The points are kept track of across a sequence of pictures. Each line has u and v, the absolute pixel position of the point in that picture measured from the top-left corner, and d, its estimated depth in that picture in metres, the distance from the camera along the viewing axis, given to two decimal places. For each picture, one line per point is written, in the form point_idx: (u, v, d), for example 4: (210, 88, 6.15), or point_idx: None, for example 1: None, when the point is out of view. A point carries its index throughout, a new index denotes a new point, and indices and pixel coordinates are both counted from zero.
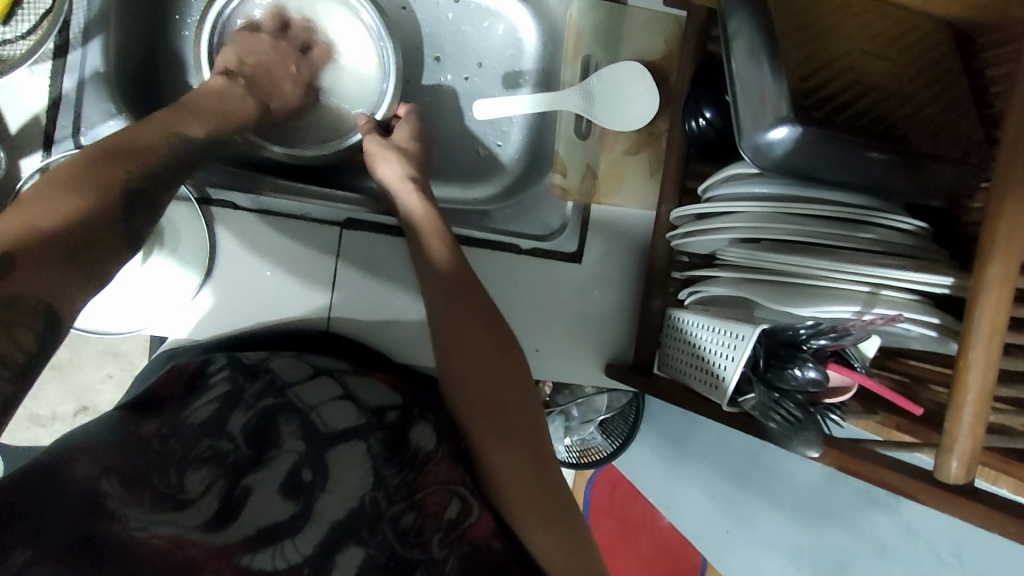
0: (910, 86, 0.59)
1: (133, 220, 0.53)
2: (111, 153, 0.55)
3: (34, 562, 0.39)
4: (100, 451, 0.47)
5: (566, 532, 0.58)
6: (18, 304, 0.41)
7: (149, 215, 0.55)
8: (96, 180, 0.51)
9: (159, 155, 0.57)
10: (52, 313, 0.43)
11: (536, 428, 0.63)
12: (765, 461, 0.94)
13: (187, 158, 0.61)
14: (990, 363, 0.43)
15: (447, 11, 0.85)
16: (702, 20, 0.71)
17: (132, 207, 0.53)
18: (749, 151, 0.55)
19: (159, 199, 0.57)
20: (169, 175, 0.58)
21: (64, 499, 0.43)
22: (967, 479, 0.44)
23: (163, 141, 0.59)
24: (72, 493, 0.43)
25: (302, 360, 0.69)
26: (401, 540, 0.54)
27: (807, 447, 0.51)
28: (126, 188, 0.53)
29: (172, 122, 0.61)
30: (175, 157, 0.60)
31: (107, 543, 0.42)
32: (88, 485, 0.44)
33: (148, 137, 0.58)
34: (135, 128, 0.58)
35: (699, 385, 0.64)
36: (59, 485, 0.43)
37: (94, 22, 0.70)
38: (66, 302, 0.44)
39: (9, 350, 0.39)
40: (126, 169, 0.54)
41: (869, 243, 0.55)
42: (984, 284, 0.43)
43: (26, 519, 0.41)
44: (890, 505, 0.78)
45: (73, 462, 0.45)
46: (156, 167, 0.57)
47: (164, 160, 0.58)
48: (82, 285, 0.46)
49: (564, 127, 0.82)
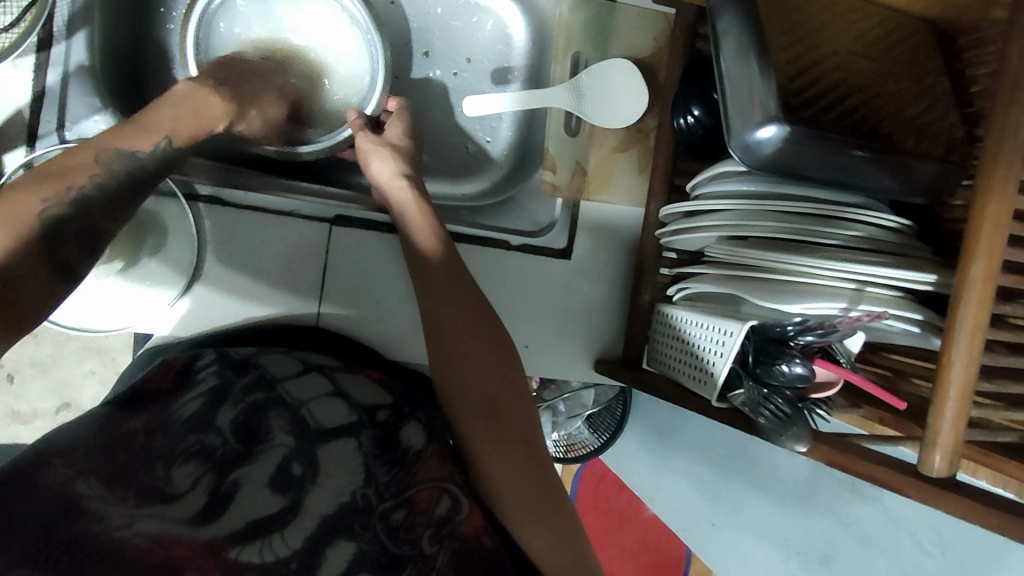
0: (896, 84, 0.60)
1: (65, 250, 0.51)
2: (36, 180, 0.53)
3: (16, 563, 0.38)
4: (77, 453, 0.47)
5: (555, 524, 0.59)
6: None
7: (85, 247, 0.54)
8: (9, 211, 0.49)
9: (93, 182, 0.56)
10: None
11: (528, 424, 0.64)
12: (751, 454, 0.97)
13: (135, 183, 0.60)
14: (972, 359, 0.44)
15: (436, 6, 0.85)
16: (691, 18, 0.71)
17: (58, 236, 0.51)
18: (738, 150, 0.56)
19: (97, 227, 0.55)
20: (111, 204, 0.57)
21: (38, 500, 0.42)
22: (949, 473, 0.45)
23: (110, 164, 0.58)
24: (48, 494, 0.43)
25: (290, 356, 0.69)
26: (391, 537, 0.53)
27: (796, 442, 0.52)
28: (52, 215, 0.51)
29: (104, 141, 0.59)
30: (124, 181, 0.59)
31: (88, 540, 0.40)
32: (61, 489, 0.43)
33: (91, 160, 0.57)
34: (81, 147, 0.57)
35: (688, 380, 0.65)
36: (31, 490, 0.42)
37: (79, 15, 0.69)
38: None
39: None
40: (52, 193, 0.52)
41: (855, 240, 0.56)
42: (967, 283, 0.43)
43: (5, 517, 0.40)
44: (873, 497, 0.88)
45: (49, 465, 0.45)
46: (87, 190, 0.55)
47: (102, 186, 0.56)
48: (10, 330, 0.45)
49: (554, 125, 0.82)
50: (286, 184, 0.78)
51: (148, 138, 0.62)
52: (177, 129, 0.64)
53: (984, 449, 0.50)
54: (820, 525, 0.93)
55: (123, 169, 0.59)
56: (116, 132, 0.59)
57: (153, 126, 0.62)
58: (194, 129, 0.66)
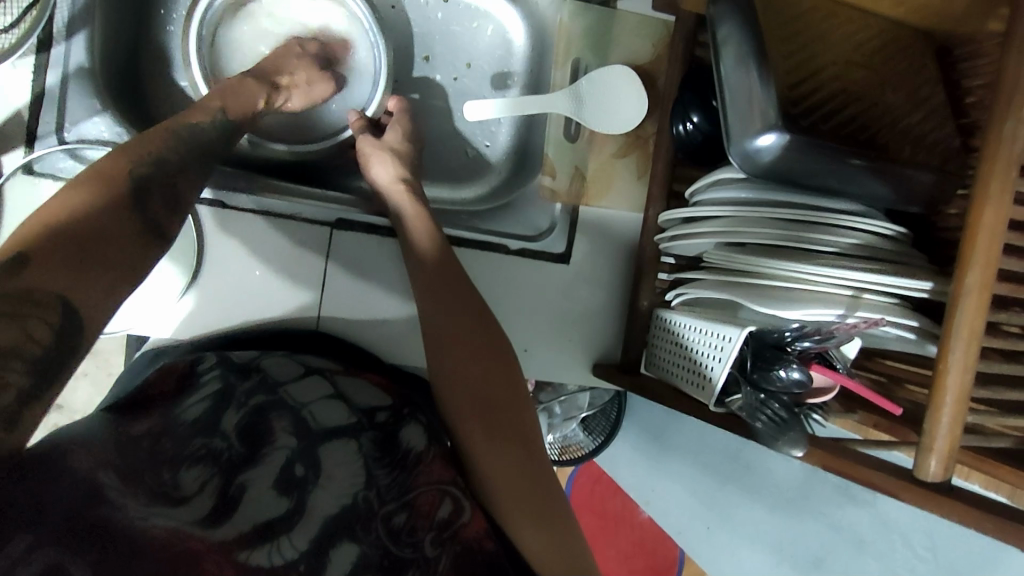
0: (893, 93, 0.61)
1: (153, 209, 0.52)
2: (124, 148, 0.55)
3: (35, 547, 0.39)
4: (96, 445, 0.46)
5: (555, 525, 0.59)
6: (26, 295, 0.40)
7: (169, 206, 0.54)
8: (105, 175, 0.51)
9: (167, 147, 0.57)
10: (77, 314, 0.42)
11: (525, 428, 0.64)
12: (745, 459, 0.98)
13: (200, 152, 0.60)
14: (968, 365, 0.44)
15: (437, 10, 0.85)
16: (691, 25, 0.71)
17: (147, 194, 0.52)
18: (738, 158, 0.56)
19: (176, 189, 0.55)
20: (184, 164, 0.57)
21: (62, 489, 0.41)
22: (945, 477, 0.46)
23: (178, 134, 0.59)
24: (72, 482, 0.42)
25: (293, 359, 0.69)
26: (394, 539, 0.55)
27: (793, 446, 0.53)
28: (135, 173, 0.53)
29: (177, 118, 0.62)
30: (195, 148, 0.60)
31: (105, 534, 0.41)
32: (87, 478, 0.43)
33: (164, 133, 0.59)
34: (155, 125, 0.59)
35: (686, 385, 0.66)
36: (60, 475, 0.42)
37: (79, 17, 0.69)
38: (91, 302, 0.44)
39: (22, 344, 0.39)
40: (135, 157, 0.54)
41: (852, 247, 0.56)
42: (964, 290, 0.44)
43: (30, 508, 0.39)
44: (867, 501, 0.89)
45: (69, 454, 0.44)
46: (164, 155, 0.56)
47: (175, 150, 0.57)
48: (115, 283, 0.46)
49: (553, 130, 0.83)
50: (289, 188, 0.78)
51: (207, 113, 0.65)
52: (226, 106, 0.68)
53: (977, 454, 0.50)
54: (811, 528, 0.94)
55: (190, 138, 0.60)
56: (182, 110, 0.62)
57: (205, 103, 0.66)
58: (245, 107, 0.70)
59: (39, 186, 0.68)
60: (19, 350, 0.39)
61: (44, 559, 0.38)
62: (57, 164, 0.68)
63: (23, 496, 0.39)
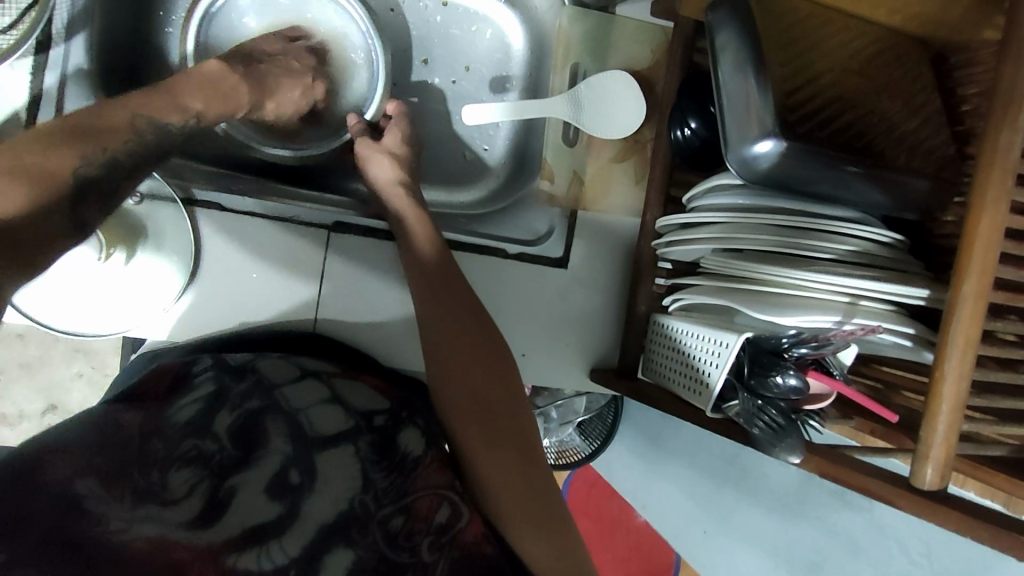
0: (891, 100, 0.62)
1: (84, 212, 0.51)
2: (76, 132, 0.52)
3: (16, 563, 0.40)
4: (74, 449, 0.47)
5: (555, 529, 0.59)
6: None
7: (101, 207, 0.53)
8: (41, 165, 0.48)
9: (123, 145, 0.54)
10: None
11: (524, 431, 0.64)
12: (742, 463, 0.99)
13: (155, 151, 0.58)
14: (963, 374, 0.44)
15: (435, 14, 0.86)
16: (689, 31, 0.72)
17: (83, 195, 0.51)
18: (735, 165, 0.56)
19: (117, 190, 0.55)
20: (132, 167, 0.56)
21: (40, 501, 0.43)
22: (940, 486, 0.46)
23: (139, 126, 0.56)
24: (48, 495, 0.44)
25: (289, 361, 0.68)
26: (390, 544, 0.53)
27: (789, 453, 0.53)
28: (81, 177, 0.51)
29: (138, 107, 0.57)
30: (150, 145, 0.57)
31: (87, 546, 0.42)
32: (64, 486, 0.45)
33: (122, 121, 0.55)
34: (109, 106, 0.55)
35: (683, 390, 0.66)
36: (37, 487, 0.44)
37: (78, 18, 0.69)
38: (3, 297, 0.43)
39: None
40: (88, 152, 0.51)
41: (848, 254, 0.56)
42: (960, 299, 0.44)
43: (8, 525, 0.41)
44: (862, 506, 0.90)
45: (46, 463, 0.45)
46: (119, 157, 0.54)
47: (130, 152, 0.55)
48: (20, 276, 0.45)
49: (551, 134, 0.83)
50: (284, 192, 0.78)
51: (181, 109, 0.60)
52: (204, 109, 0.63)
53: (973, 462, 0.50)
54: (807, 533, 0.94)
55: (152, 136, 0.57)
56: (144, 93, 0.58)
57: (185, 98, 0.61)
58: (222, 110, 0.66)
59: None
60: None
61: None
62: None
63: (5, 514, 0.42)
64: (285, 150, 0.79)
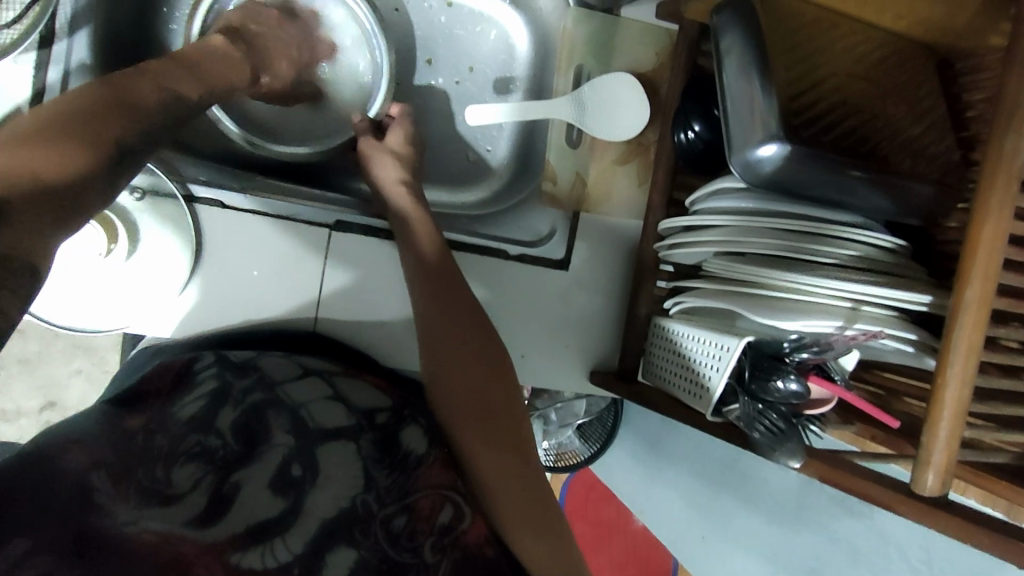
0: (897, 107, 0.61)
1: (116, 179, 0.49)
2: (101, 106, 0.49)
3: (26, 558, 0.40)
4: (87, 441, 0.48)
5: (554, 535, 0.59)
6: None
7: (112, 174, 0.49)
8: (87, 128, 0.47)
9: (154, 107, 0.52)
10: (35, 270, 0.40)
11: (522, 434, 0.64)
12: (742, 468, 0.98)
13: (172, 121, 0.55)
14: (966, 380, 0.44)
15: (440, 14, 0.86)
16: (694, 34, 0.72)
17: (106, 171, 0.48)
18: (739, 167, 0.56)
19: (124, 142, 0.50)
20: (154, 138, 0.53)
21: (56, 495, 0.43)
22: (941, 492, 0.46)
23: (164, 90, 0.54)
24: (64, 488, 0.44)
25: (291, 360, 0.68)
26: (392, 543, 0.54)
27: (790, 458, 0.53)
28: (113, 145, 0.48)
29: (165, 79, 0.55)
30: (172, 113, 0.55)
31: (99, 545, 0.42)
32: (79, 476, 0.45)
33: (152, 81, 0.54)
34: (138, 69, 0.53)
35: (683, 394, 0.66)
36: (50, 479, 0.44)
37: (82, 14, 0.70)
38: (45, 253, 0.41)
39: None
40: (126, 125, 0.50)
41: (850, 259, 0.56)
42: (963, 305, 0.44)
43: (22, 522, 0.41)
44: (864, 514, 0.85)
45: (63, 453, 0.46)
46: (151, 126, 0.52)
47: (155, 117, 0.53)
48: (49, 230, 0.42)
49: (555, 135, 0.82)
50: (287, 189, 0.78)
51: (197, 83, 0.58)
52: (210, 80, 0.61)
53: (976, 470, 0.50)
54: (806, 540, 0.92)
55: (174, 107, 0.55)
56: (173, 66, 0.56)
57: (207, 77, 0.60)
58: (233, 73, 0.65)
59: None
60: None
61: (31, 571, 0.39)
62: None
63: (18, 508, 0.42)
64: (300, 148, 0.79)
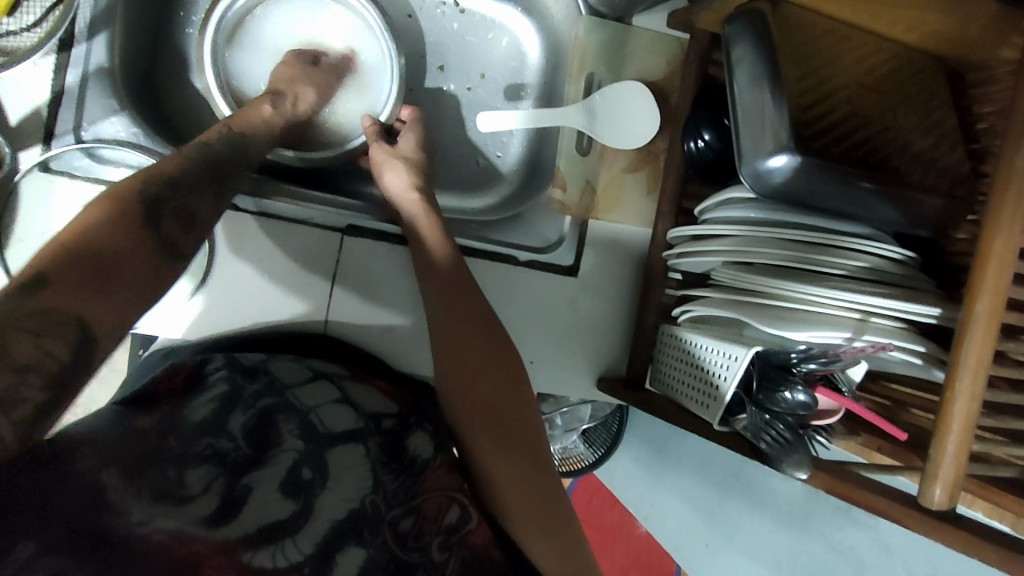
0: (908, 118, 0.61)
1: (164, 225, 0.51)
2: (111, 201, 0.50)
3: (36, 557, 0.40)
4: (104, 445, 0.47)
5: (561, 536, 0.60)
6: (47, 315, 0.40)
7: (182, 224, 0.53)
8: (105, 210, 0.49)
9: (175, 167, 0.57)
10: (91, 334, 0.42)
11: (534, 437, 0.64)
12: (747, 477, 1.01)
13: (215, 167, 0.60)
14: (975, 395, 0.44)
15: (452, 21, 0.86)
16: (706, 44, 0.72)
17: (157, 211, 0.52)
18: (749, 177, 0.56)
19: (186, 204, 0.55)
20: (198, 183, 0.57)
21: (66, 492, 0.43)
22: (950, 506, 0.46)
23: (189, 153, 0.59)
24: (75, 485, 0.44)
25: (302, 363, 0.69)
26: (401, 544, 0.55)
27: (796, 468, 0.54)
28: (147, 194, 0.52)
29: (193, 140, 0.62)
30: (211, 164, 0.60)
31: (113, 546, 0.43)
32: (88, 478, 0.45)
33: (177, 156, 0.58)
34: (160, 158, 0.57)
35: (691, 403, 0.66)
36: (61, 477, 0.43)
37: (100, 18, 0.71)
38: (104, 320, 0.43)
39: (40, 359, 0.39)
40: (143, 183, 0.52)
41: (861, 270, 0.56)
42: (973, 318, 0.44)
43: (36, 510, 0.42)
44: (865, 523, 0.93)
45: (75, 453, 0.45)
46: (173, 175, 0.55)
47: (186, 169, 0.57)
48: (124, 307, 0.45)
49: (566, 143, 0.83)
50: (291, 189, 0.77)
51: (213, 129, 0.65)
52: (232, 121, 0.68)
53: (985, 484, 0.50)
54: (813, 548, 0.97)
55: (200, 155, 0.60)
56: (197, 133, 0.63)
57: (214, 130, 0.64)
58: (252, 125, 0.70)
59: (54, 183, 0.70)
60: (36, 366, 0.39)
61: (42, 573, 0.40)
62: (73, 162, 0.70)
63: (25, 506, 0.41)
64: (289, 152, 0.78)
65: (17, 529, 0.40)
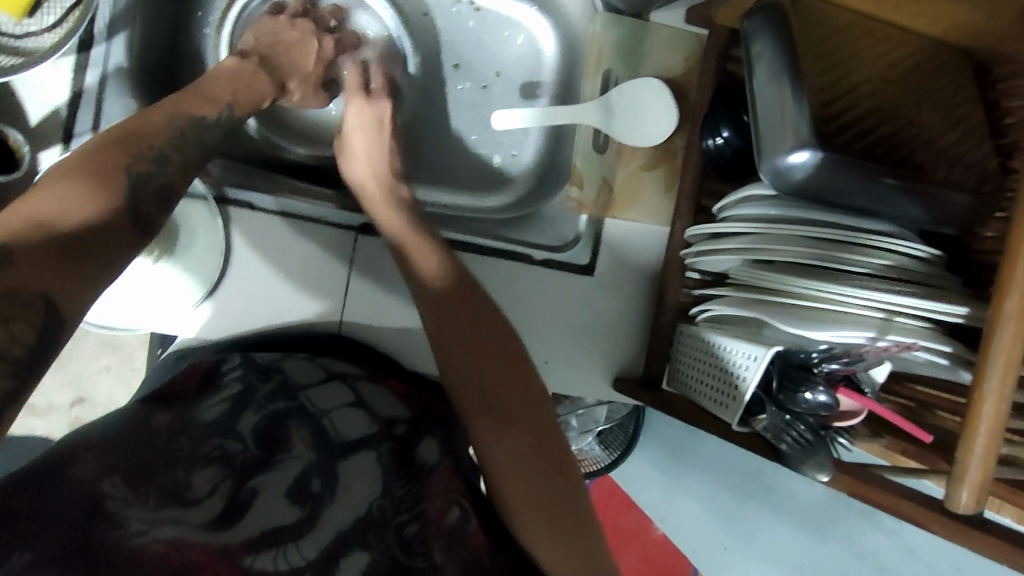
0: (935, 113, 0.59)
1: (143, 206, 0.54)
2: (91, 166, 0.52)
3: (33, 566, 0.41)
4: (107, 448, 0.49)
5: (575, 537, 0.52)
6: (16, 296, 0.41)
7: (161, 202, 0.56)
8: (82, 178, 0.51)
9: (160, 136, 0.58)
10: (57, 313, 0.43)
11: (541, 426, 0.57)
12: (766, 481, 0.97)
13: (201, 150, 0.62)
14: (1003, 396, 0.43)
15: (469, 19, 0.86)
16: (724, 40, 0.71)
17: (139, 191, 0.54)
18: (769, 174, 0.55)
19: (172, 184, 0.58)
20: (183, 160, 0.59)
21: (64, 500, 0.45)
22: (977, 511, 0.44)
23: (177, 121, 0.60)
24: (75, 490, 0.45)
25: (314, 363, 0.68)
26: (404, 550, 0.53)
27: (818, 471, 0.52)
28: (133, 171, 0.54)
29: (179, 104, 0.62)
30: (195, 140, 0.61)
31: (103, 552, 0.43)
32: (89, 489, 0.46)
33: (159, 121, 0.59)
34: (148, 111, 0.60)
35: (709, 404, 0.65)
36: (60, 487, 0.45)
37: (120, 18, 0.71)
38: (71, 296, 0.45)
39: (6, 345, 0.40)
40: (129, 155, 0.55)
41: (884, 269, 0.54)
42: (1002, 316, 0.43)
43: (31, 522, 0.43)
44: None
45: (73, 463, 0.47)
46: (161, 149, 0.57)
47: (174, 145, 0.59)
48: (89, 283, 0.47)
49: (583, 141, 0.83)
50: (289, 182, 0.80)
51: (215, 105, 0.65)
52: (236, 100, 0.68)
53: (1013, 488, 0.48)
54: None
55: (193, 132, 0.61)
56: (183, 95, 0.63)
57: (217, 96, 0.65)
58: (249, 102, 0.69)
59: None
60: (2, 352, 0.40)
61: None
62: None
63: (23, 511, 0.43)
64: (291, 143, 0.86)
65: (13, 541, 0.41)
